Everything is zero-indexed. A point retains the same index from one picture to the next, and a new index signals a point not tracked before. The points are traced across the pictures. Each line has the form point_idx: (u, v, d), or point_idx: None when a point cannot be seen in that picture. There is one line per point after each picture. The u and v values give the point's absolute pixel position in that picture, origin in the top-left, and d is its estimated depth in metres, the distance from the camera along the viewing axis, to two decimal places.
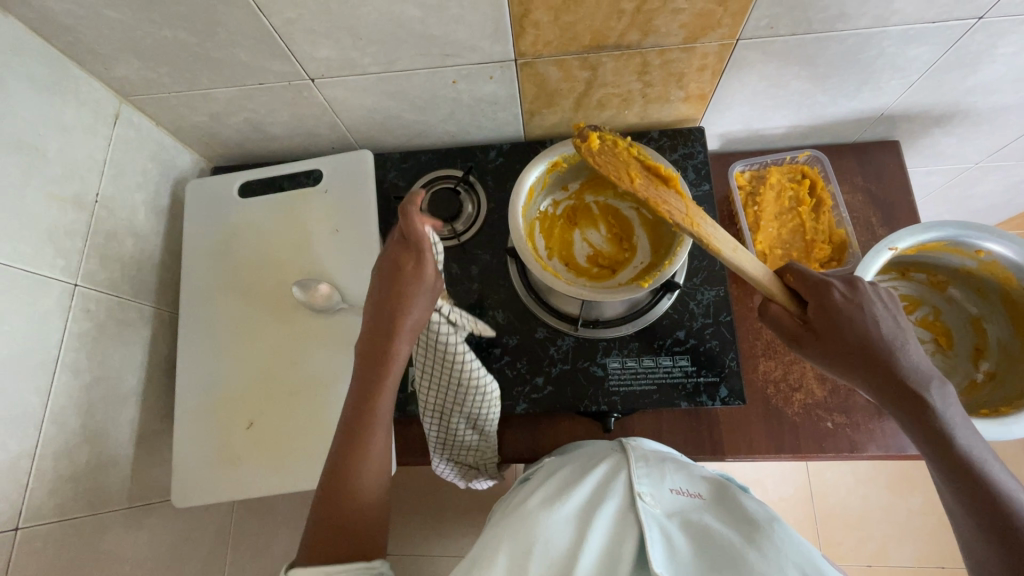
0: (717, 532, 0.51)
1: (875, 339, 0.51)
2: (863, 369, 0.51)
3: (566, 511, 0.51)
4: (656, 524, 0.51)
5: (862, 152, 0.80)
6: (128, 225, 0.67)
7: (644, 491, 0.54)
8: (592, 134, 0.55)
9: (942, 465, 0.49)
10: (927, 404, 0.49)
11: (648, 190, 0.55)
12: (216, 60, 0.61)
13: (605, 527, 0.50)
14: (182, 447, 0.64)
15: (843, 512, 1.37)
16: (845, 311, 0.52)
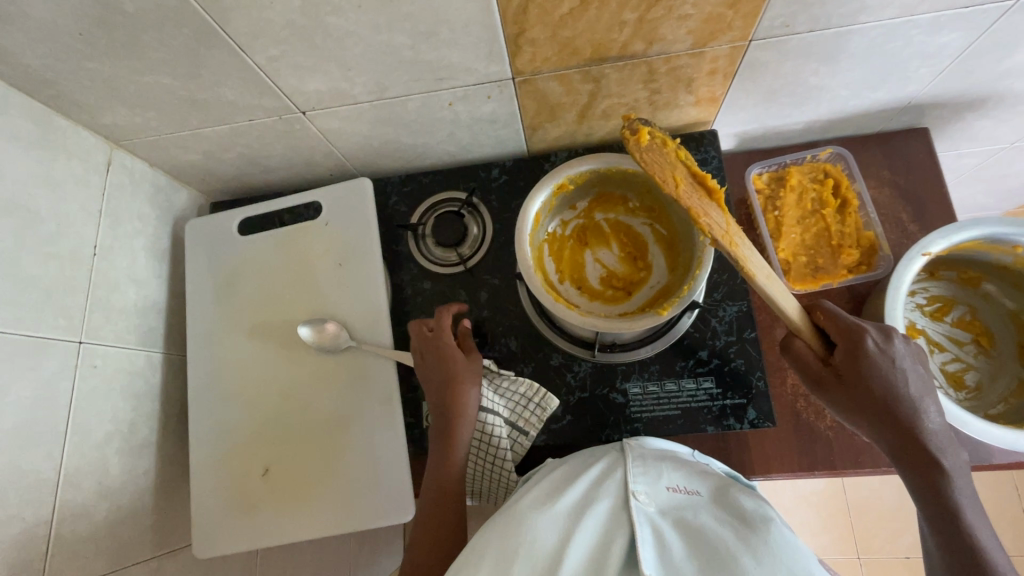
0: (712, 532, 0.41)
1: (898, 392, 0.51)
2: (882, 420, 0.51)
3: (552, 510, 0.44)
4: (649, 524, 0.42)
5: (888, 143, 0.75)
6: (129, 273, 0.66)
7: (638, 489, 0.45)
8: (642, 128, 0.48)
9: (937, 523, 0.49)
10: (941, 463, 0.49)
11: (691, 198, 0.49)
12: (202, 101, 0.59)
13: (593, 529, 0.42)
14: (202, 496, 0.64)
15: (878, 504, 1.32)
16: (876, 362, 0.51)
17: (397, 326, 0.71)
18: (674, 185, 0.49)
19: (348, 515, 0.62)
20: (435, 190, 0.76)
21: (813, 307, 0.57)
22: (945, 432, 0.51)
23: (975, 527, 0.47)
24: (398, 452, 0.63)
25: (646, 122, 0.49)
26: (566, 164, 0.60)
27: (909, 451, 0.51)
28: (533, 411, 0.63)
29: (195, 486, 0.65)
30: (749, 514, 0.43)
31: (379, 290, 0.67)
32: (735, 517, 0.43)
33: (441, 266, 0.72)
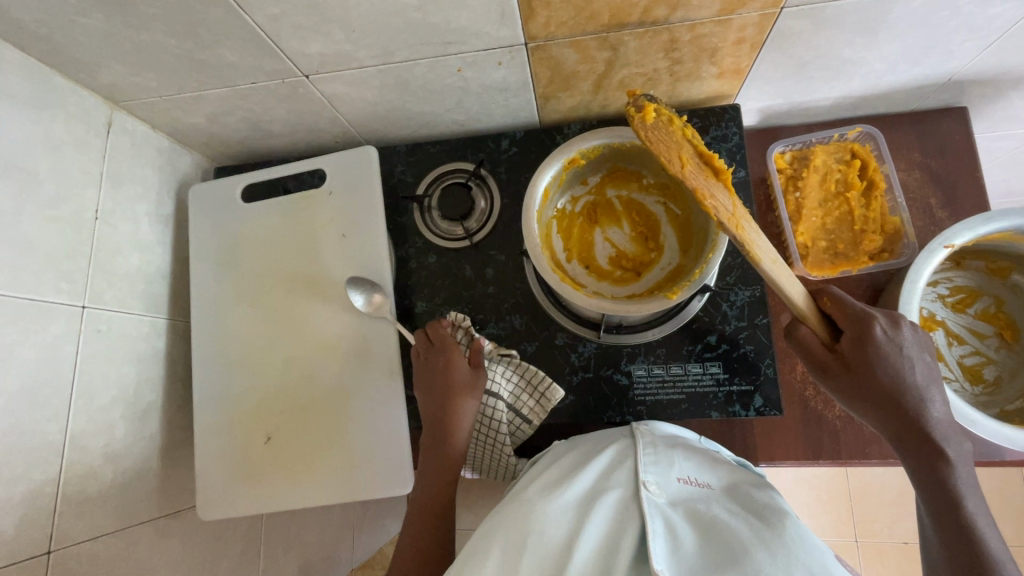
0: (726, 525, 0.40)
1: (904, 381, 0.48)
2: (886, 409, 0.49)
3: (562, 500, 0.43)
4: (661, 515, 0.41)
5: (922, 122, 0.71)
6: (131, 238, 0.65)
7: (648, 480, 0.44)
8: (648, 105, 0.47)
9: (938, 515, 0.46)
10: (945, 454, 0.46)
11: (695, 178, 0.47)
12: (202, 62, 0.56)
13: (603, 520, 0.41)
14: (207, 459, 0.65)
15: (879, 488, 1.32)
16: (884, 348, 0.49)
17: (400, 299, 0.70)
18: (680, 163, 0.47)
19: (348, 486, 0.63)
20: (443, 161, 0.74)
21: (818, 293, 0.54)
22: (950, 424, 0.48)
23: (979, 521, 0.44)
24: (398, 427, 0.63)
25: (653, 99, 0.48)
26: (578, 137, 0.58)
27: (911, 441, 0.48)
28: (536, 403, 0.62)
29: (200, 450, 0.65)
30: (765, 510, 0.42)
31: (382, 264, 0.66)
32: (750, 512, 0.42)
33: (447, 240, 0.71)
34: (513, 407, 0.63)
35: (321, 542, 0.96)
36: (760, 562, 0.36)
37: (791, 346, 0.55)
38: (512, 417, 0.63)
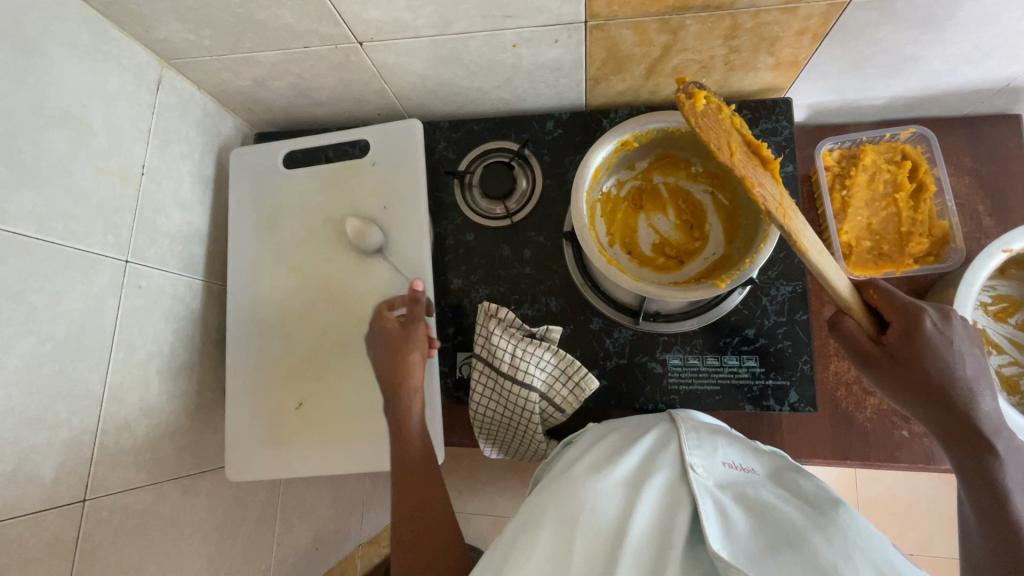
0: (779, 511, 0.41)
1: (953, 376, 0.47)
2: (934, 403, 0.48)
3: (611, 478, 0.43)
4: (712, 498, 0.41)
5: (975, 127, 0.70)
6: (174, 197, 0.66)
7: (696, 462, 0.45)
8: (698, 92, 0.45)
9: (986, 511, 0.45)
10: (993, 448, 0.46)
11: (744, 166, 0.45)
12: (259, 22, 0.56)
13: (654, 500, 0.41)
14: (237, 421, 0.66)
15: (888, 499, 1.28)
16: (932, 341, 0.48)
17: (436, 275, 0.70)
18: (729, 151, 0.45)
19: (377, 456, 0.63)
20: (486, 140, 0.73)
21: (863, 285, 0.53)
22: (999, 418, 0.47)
23: None
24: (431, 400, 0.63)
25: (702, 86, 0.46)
26: (633, 119, 0.57)
27: (957, 435, 0.48)
28: (570, 392, 0.62)
29: (230, 412, 0.66)
30: (816, 498, 0.42)
31: (422, 238, 0.66)
32: (800, 499, 0.43)
33: (486, 218, 0.70)
34: (547, 396, 0.62)
35: (333, 515, 0.97)
36: (817, 545, 0.37)
37: (836, 338, 0.55)
38: (545, 404, 0.62)
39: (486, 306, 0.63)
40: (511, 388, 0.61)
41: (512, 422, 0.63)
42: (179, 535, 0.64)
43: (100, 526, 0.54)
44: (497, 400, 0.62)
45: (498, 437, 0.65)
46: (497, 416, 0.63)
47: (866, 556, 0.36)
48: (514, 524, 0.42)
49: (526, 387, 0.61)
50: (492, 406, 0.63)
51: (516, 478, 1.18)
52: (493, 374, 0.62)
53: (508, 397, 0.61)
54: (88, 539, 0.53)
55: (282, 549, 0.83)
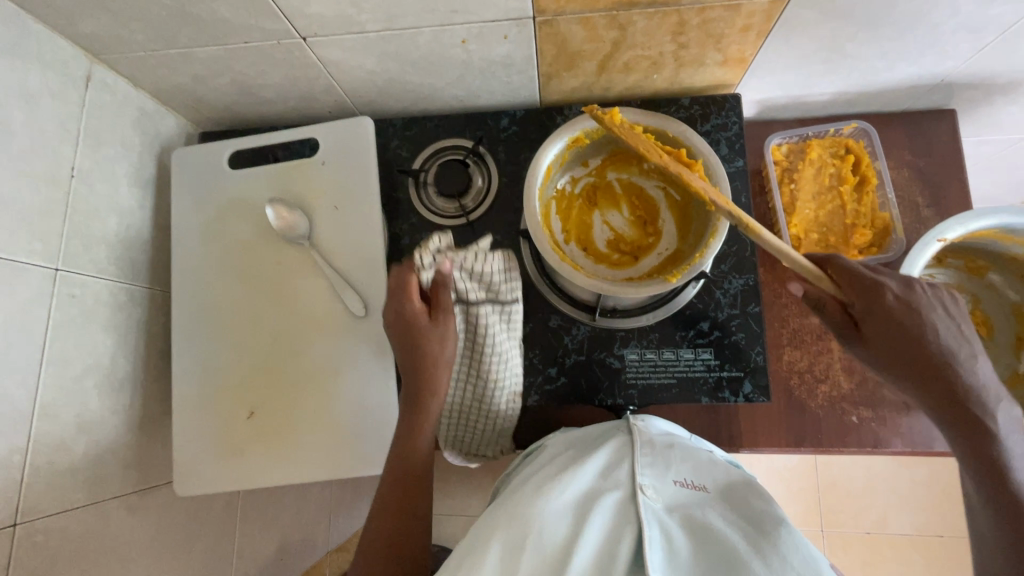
0: (724, 535, 0.41)
1: (929, 348, 0.49)
2: (916, 377, 0.50)
3: (560, 500, 0.43)
4: (659, 522, 0.41)
5: (913, 122, 0.72)
6: (110, 200, 0.62)
7: (646, 484, 0.45)
8: (614, 111, 0.55)
9: (985, 478, 0.47)
10: (982, 417, 0.48)
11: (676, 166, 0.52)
12: (194, 16, 0.54)
13: (601, 524, 0.41)
14: (186, 434, 0.63)
15: (846, 481, 1.32)
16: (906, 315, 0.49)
17: None
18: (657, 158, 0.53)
19: (334, 463, 0.62)
20: (440, 137, 0.72)
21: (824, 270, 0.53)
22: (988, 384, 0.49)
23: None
24: (387, 404, 0.62)
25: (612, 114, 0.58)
26: (583, 116, 0.58)
27: (947, 409, 0.49)
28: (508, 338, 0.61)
29: (178, 425, 0.63)
30: (763, 520, 0.42)
31: (375, 239, 0.64)
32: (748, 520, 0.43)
33: (443, 217, 0.69)
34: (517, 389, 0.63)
35: (298, 524, 0.94)
36: None
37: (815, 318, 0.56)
38: (515, 400, 0.63)
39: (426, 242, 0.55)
40: (487, 369, 0.61)
41: (480, 411, 0.63)
42: (126, 555, 0.61)
43: (34, 551, 0.51)
44: (468, 384, 0.62)
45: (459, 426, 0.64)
46: (465, 402, 0.63)
47: None
48: (461, 546, 0.42)
49: (504, 373, 0.61)
50: (463, 391, 0.62)
51: (486, 477, 1.17)
52: (468, 355, 0.61)
53: (482, 378, 0.61)
54: (21, 565, 0.50)
55: (241, 563, 0.80)
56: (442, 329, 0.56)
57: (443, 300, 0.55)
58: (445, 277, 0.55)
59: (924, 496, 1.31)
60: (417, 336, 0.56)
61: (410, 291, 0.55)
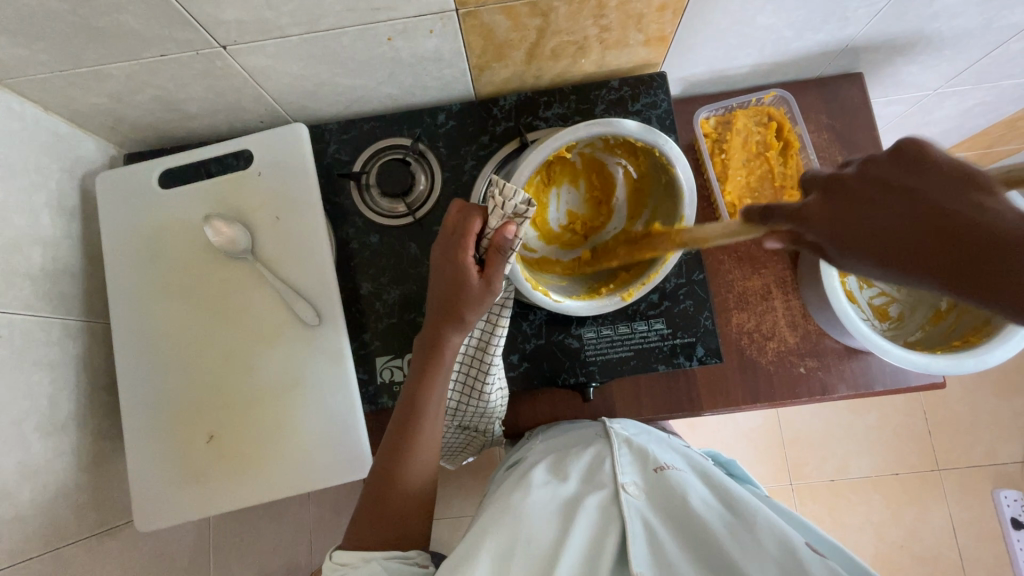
0: (700, 515, 0.47)
1: (868, 200, 0.39)
2: (855, 235, 0.39)
3: (549, 508, 0.48)
4: (638, 516, 0.48)
5: (826, 87, 0.77)
6: (31, 233, 0.59)
7: (627, 482, 0.51)
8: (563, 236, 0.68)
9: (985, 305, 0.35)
10: (950, 230, 0.35)
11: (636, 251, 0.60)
12: (101, 31, 0.51)
13: (587, 526, 0.47)
14: (143, 466, 0.60)
15: (807, 435, 1.39)
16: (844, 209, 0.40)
17: (344, 282, 0.68)
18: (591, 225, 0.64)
19: (303, 476, 0.60)
20: (379, 138, 0.72)
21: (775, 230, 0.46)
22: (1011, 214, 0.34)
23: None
24: (351, 409, 0.61)
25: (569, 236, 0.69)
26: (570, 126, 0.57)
27: (961, 271, 0.35)
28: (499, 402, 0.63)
29: (133, 459, 0.61)
30: (734, 500, 0.48)
31: (321, 245, 0.63)
32: (721, 501, 0.49)
33: (390, 218, 0.69)
34: (505, 388, 0.63)
35: (278, 548, 0.92)
36: (730, 554, 0.44)
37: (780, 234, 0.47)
38: (503, 396, 0.62)
39: (505, 186, 0.48)
40: (483, 360, 0.59)
41: (471, 409, 0.62)
42: None
43: None
44: (466, 383, 0.61)
45: (453, 423, 0.65)
46: (458, 401, 0.62)
47: (768, 556, 0.43)
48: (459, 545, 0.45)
49: (495, 376, 0.60)
50: (455, 392, 0.62)
51: (467, 476, 1.17)
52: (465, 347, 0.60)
53: (478, 373, 0.60)
54: None
55: None
56: (488, 294, 0.52)
57: (495, 270, 0.50)
58: (506, 241, 0.49)
59: (878, 439, 1.39)
60: (451, 318, 0.53)
61: (468, 240, 0.51)
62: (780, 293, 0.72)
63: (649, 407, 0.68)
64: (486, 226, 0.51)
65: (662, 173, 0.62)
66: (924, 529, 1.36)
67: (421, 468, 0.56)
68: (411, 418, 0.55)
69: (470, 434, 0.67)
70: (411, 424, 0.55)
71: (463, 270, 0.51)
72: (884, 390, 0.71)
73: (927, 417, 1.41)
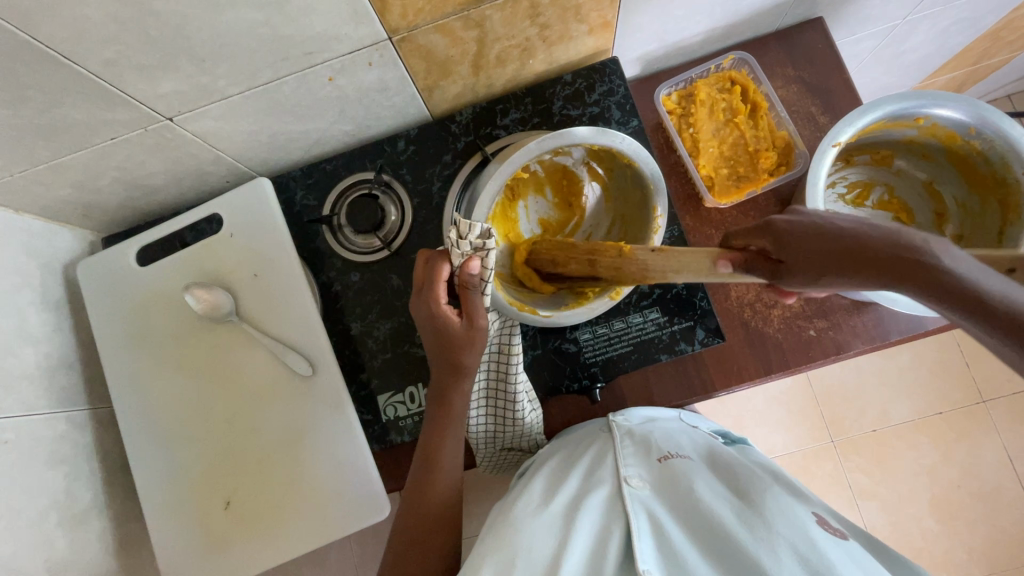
0: (710, 508, 0.46)
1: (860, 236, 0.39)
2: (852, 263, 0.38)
3: (549, 513, 0.47)
4: (643, 509, 0.47)
5: (788, 38, 0.74)
6: (21, 335, 0.59)
7: (630, 475, 0.50)
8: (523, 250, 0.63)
9: None
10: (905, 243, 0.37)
11: (612, 262, 0.53)
12: (47, 127, 0.52)
13: (591, 528, 0.46)
14: (168, 541, 0.61)
15: (841, 387, 1.35)
16: (822, 238, 0.40)
17: (335, 325, 0.68)
18: (568, 255, 0.58)
19: (323, 528, 0.60)
20: (344, 176, 0.71)
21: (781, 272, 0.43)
22: None
23: None
24: (358, 453, 0.61)
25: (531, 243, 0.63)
26: (529, 141, 0.56)
27: None
28: (533, 419, 0.61)
29: (157, 535, 0.62)
30: (747, 488, 0.48)
31: (303, 296, 0.63)
32: (734, 490, 0.48)
33: (367, 254, 0.68)
34: (537, 404, 0.62)
35: None
36: (745, 543, 0.42)
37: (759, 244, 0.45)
38: (537, 413, 0.62)
39: (462, 223, 0.50)
40: (509, 383, 0.59)
41: (509, 432, 0.62)
42: None
43: None
44: (494, 409, 0.61)
45: (495, 452, 0.65)
46: (494, 429, 0.62)
47: (786, 540, 0.42)
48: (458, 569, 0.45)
49: (523, 397, 0.59)
50: (488, 422, 0.61)
51: None
52: (486, 377, 0.60)
53: (505, 397, 0.59)
54: None
55: None
56: (475, 330, 0.51)
57: (473, 305, 0.51)
58: (472, 275, 0.50)
59: (914, 380, 1.34)
60: (450, 364, 0.53)
61: (439, 283, 0.51)
62: None
63: (664, 399, 0.65)
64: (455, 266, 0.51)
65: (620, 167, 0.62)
66: (976, 464, 1.31)
67: (433, 501, 0.54)
68: (427, 472, 0.54)
69: (515, 452, 0.66)
70: (428, 476, 0.54)
71: (442, 316, 0.51)
72: (900, 341, 0.68)
73: (962, 348, 1.35)
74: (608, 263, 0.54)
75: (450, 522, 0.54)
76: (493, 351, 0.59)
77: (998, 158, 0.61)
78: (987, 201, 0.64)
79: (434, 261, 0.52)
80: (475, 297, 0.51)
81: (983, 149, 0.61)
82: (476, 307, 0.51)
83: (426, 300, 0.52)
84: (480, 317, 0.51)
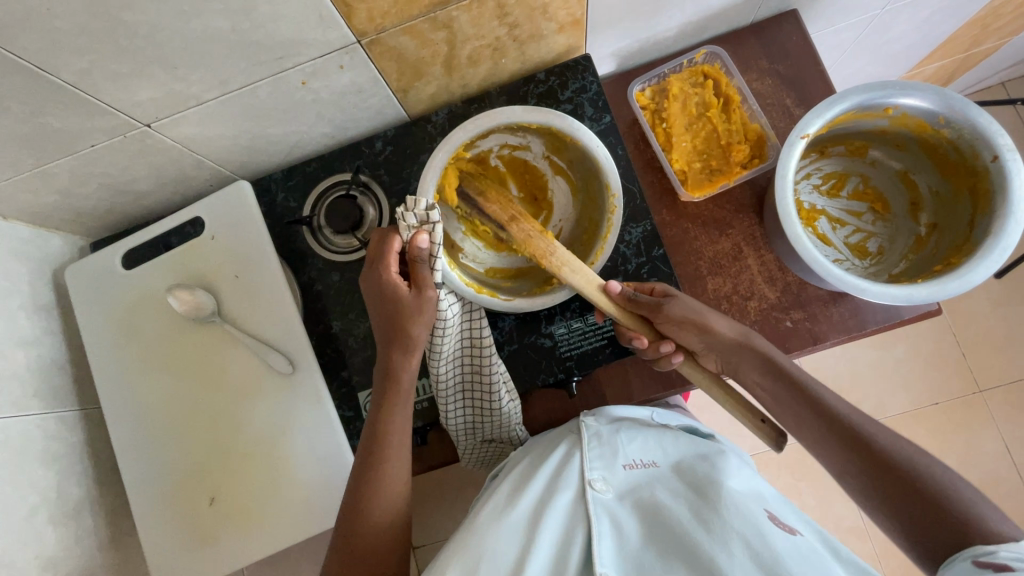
0: (671, 512, 0.47)
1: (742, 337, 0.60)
2: (751, 357, 0.60)
3: (513, 519, 0.48)
4: (606, 514, 0.48)
5: (763, 31, 0.74)
6: (12, 339, 0.61)
7: (595, 478, 0.51)
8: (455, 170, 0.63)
9: (903, 495, 0.50)
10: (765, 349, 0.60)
11: (523, 231, 0.60)
12: (29, 136, 0.53)
13: (554, 532, 0.47)
14: (155, 537, 0.63)
15: (836, 380, 1.34)
16: (700, 325, 0.60)
17: (316, 323, 0.69)
18: (496, 205, 0.62)
19: (303, 522, 0.62)
20: (324, 177, 0.73)
21: (658, 306, 0.59)
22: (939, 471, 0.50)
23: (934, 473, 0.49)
24: (337, 448, 0.62)
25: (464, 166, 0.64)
26: (457, 129, 0.60)
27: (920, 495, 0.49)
28: (512, 407, 0.62)
29: (145, 531, 0.63)
30: (708, 483, 0.48)
31: (283, 296, 0.64)
32: (695, 487, 0.49)
33: (347, 253, 0.70)
34: (515, 395, 0.63)
35: None
36: (703, 543, 0.44)
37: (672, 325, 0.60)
38: (516, 404, 0.62)
39: (408, 199, 0.51)
40: (483, 375, 0.60)
41: (490, 423, 0.63)
42: None
43: None
44: (473, 401, 0.62)
45: (478, 443, 0.66)
46: (474, 421, 0.63)
47: (742, 539, 0.43)
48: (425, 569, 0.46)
49: (500, 387, 0.60)
50: (468, 415, 0.63)
51: None
52: (461, 369, 0.61)
53: (482, 390, 0.61)
54: None
55: None
56: (424, 303, 0.53)
57: (422, 276, 0.52)
58: (421, 250, 0.51)
59: (910, 371, 1.34)
60: (398, 336, 0.54)
61: (390, 256, 0.53)
62: (752, 251, 0.69)
63: (640, 392, 0.66)
64: (405, 240, 0.53)
65: (578, 152, 0.64)
66: (974, 455, 1.30)
67: (389, 491, 0.55)
68: (374, 450, 0.55)
69: (498, 443, 0.67)
70: (376, 456, 0.55)
71: (389, 285, 0.53)
72: (878, 330, 0.68)
73: (958, 338, 1.35)
74: (520, 229, 0.61)
75: (395, 501, 0.55)
76: (464, 343, 0.60)
77: (967, 146, 0.61)
78: (960, 190, 0.64)
79: (386, 235, 0.54)
80: (421, 269, 0.52)
81: (953, 138, 0.62)
82: (422, 279, 0.52)
83: (377, 270, 0.54)
84: (428, 288, 0.53)
